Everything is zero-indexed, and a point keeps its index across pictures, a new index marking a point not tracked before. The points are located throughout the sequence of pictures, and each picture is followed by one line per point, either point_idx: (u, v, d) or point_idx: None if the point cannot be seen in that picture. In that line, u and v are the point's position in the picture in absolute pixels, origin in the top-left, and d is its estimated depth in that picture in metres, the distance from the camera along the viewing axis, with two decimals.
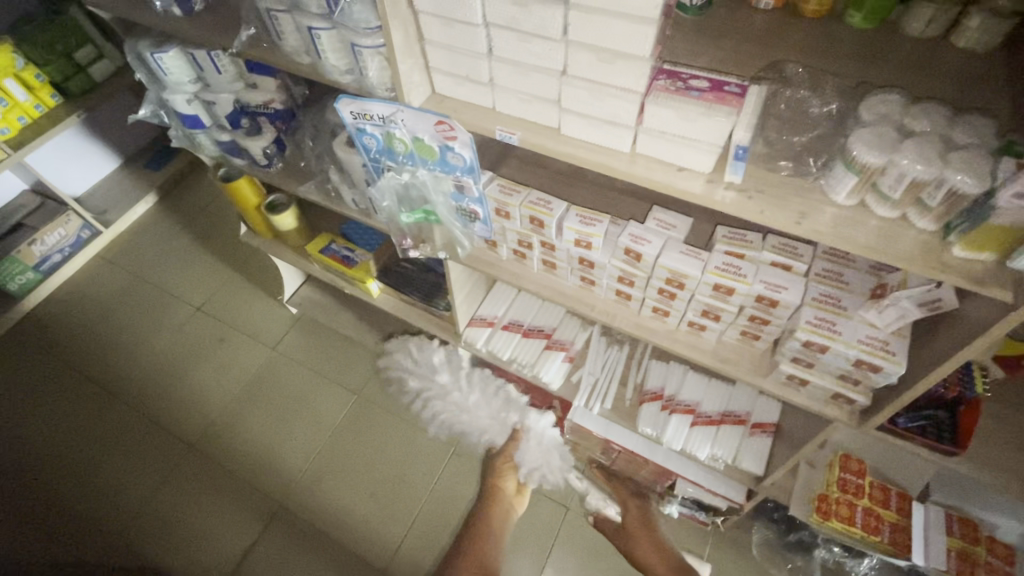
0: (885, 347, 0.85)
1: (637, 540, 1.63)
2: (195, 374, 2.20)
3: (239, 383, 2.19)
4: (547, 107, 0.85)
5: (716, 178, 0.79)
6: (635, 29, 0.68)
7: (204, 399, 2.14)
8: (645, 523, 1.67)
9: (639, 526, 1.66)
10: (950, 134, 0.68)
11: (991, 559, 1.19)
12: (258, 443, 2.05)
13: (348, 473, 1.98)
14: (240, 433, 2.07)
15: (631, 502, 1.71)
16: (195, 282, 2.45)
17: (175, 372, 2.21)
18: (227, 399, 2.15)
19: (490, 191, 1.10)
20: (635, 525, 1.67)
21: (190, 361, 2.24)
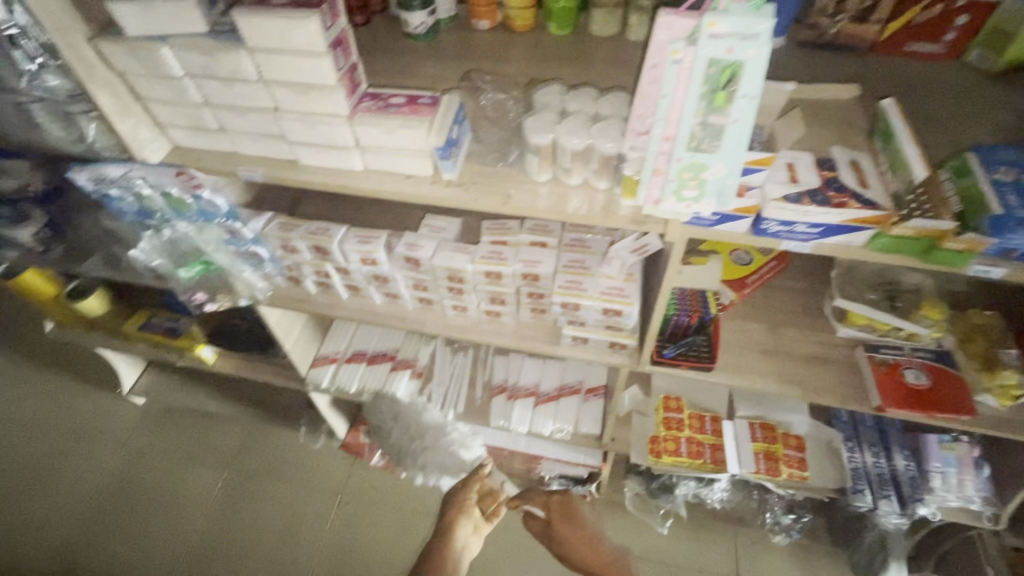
0: (622, 292, 1.01)
1: (569, 534, 1.36)
2: (31, 501, 1.93)
3: (84, 497, 1.94)
4: (277, 142, 0.91)
5: (437, 178, 0.89)
6: (314, 63, 0.76)
7: (45, 527, 1.88)
8: (577, 521, 1.39)
9: (569, 523, 1.39)
10: (597, 110, 0.84)
11: (790, 451, 1.41)
12: (117, 558, 1.82)
13: (227, 559, 1.81)
14: (94, 553, 1.83)
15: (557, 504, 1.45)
16: (17, 398, 2.16)
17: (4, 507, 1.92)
18: (72, 520, 1.89)
19: (270, 230, 1.10)
20: (565, 523, 1.39)
21: (22, 488, 1.96)
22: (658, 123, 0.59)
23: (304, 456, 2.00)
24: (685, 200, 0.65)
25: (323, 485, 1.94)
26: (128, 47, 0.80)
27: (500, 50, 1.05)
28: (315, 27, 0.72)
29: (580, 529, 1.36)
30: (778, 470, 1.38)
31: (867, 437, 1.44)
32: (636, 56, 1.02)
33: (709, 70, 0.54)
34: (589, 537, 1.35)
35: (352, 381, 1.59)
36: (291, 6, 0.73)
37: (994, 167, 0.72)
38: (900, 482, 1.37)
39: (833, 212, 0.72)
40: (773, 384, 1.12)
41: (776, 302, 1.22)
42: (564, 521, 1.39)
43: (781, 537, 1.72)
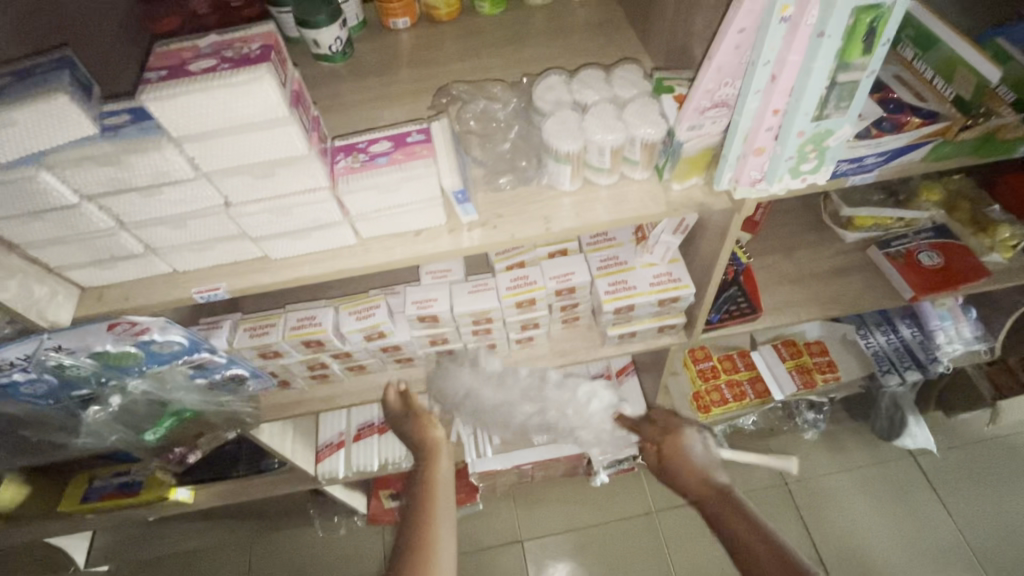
0: (670, 277, 0.92)
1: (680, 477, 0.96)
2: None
3: None
4: (238, 243, 0.69)
5: (454, 225, 0.73)
6: (275, 135, 0.56)
7: None
8: (687, 445, 0.99)
9: (680, 459, 0.98)
10: (615, 93, 0.72)
11: (817, 358, 1.45)
12: None
13: None
14: None
15: (662, 429, 1.05)
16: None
17: None
18: None
19: (239, 342, 0.89)
20: (674, 459, 0.99)
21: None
22: (758, 94, 0.51)
23: (328, 549, 1.70)
24: (800, 175, 0.57)
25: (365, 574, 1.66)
26: None
27: (449, 50, 0.96)
28: (269, 86, 0.52)
29: (692, 462, 0.97)
30: (815, 380, 1.42)
31: (872, 320, 1.51)
32: (589, 22, 0.96)
33: (844, 21, 0.45)
34: (716, 478, 0.93)
35: (372, 457, 1.39)
36: (226, 67, 0.52)
37: (1010, 45, 0.71)
38: (913, 349, 1.46)
39: (905, 135, 0.67)
40: (814, 309, 1.11)
41: (784, 229, 1.21)
42: (672, 460, 0.99)
43: (812, 433, 1.81)
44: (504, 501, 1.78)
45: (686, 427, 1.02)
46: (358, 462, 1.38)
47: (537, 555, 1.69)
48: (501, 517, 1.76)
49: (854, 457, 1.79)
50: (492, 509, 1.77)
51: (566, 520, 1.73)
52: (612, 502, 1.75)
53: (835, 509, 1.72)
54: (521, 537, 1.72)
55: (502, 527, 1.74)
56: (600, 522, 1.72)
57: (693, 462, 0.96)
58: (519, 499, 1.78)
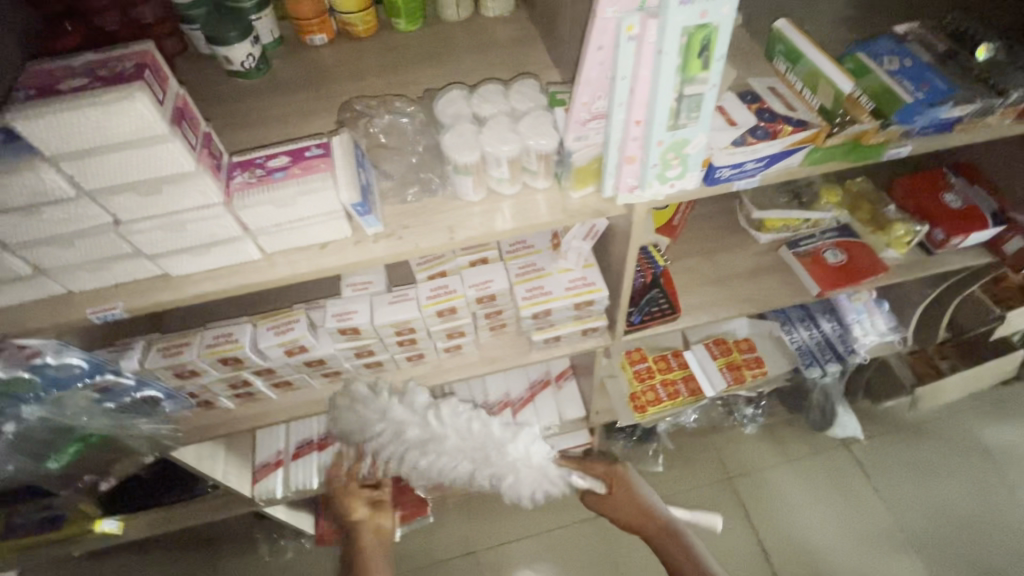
0: (586, 281, 0.96)
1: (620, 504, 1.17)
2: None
3: None
4: (134, 261, 0.68)
5: (360, 237, 0.74)
6: (154, 152, 0.56)
7: None
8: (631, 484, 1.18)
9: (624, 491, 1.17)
10: (512, 106, 0.75)
11: (746, 355, 1.52)
12: None
13: None
14: None
15: (604, 464, 1.21)
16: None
17: None
18: None
19: (152, 363, 0.87)
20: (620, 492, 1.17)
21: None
22: (620, 108, 0.54)
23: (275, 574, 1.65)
24: (668, 181, 0.60)
25: None
26: None
27: (364, 65, 0.97)
28: (146, 104, 0.53)
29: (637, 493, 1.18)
30: (744, 376, 1.49)
31: (795, 315, 1.58)
32: (502, 37, 1.00)
33: (679, 40, 0.48)
34: (649, 504, 1.17)
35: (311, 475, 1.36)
36: (97, 86, 0.52)
37: (897, 82, 0.77)
38: (834, 342, 1.54)
39: (777, 142, 0.72)
40: (731, 308, 1.17)
41: (703, 232, 1.26)
42: (618, 503, 1.17)
43: (751, 427, 1.88)
44: (456, 513, 1.77)
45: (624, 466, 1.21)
46: (298, 480, 1.36)
47: (492, 563, 1.69)
48: (454, 528, 1.75)
49: (792, 448, 1.87)
50: (444, 522, 1.76)
51: (518, 527, 1.74)
52: (562, 506, 1.76)
53: (775, 499, 1.78)
54: (473, 548, 1.72)
55: (454, 539, 1.73)
56: (556, 526, 1.73)
57: (633, 493, 1.17)
58: (472, 510, 1.77)
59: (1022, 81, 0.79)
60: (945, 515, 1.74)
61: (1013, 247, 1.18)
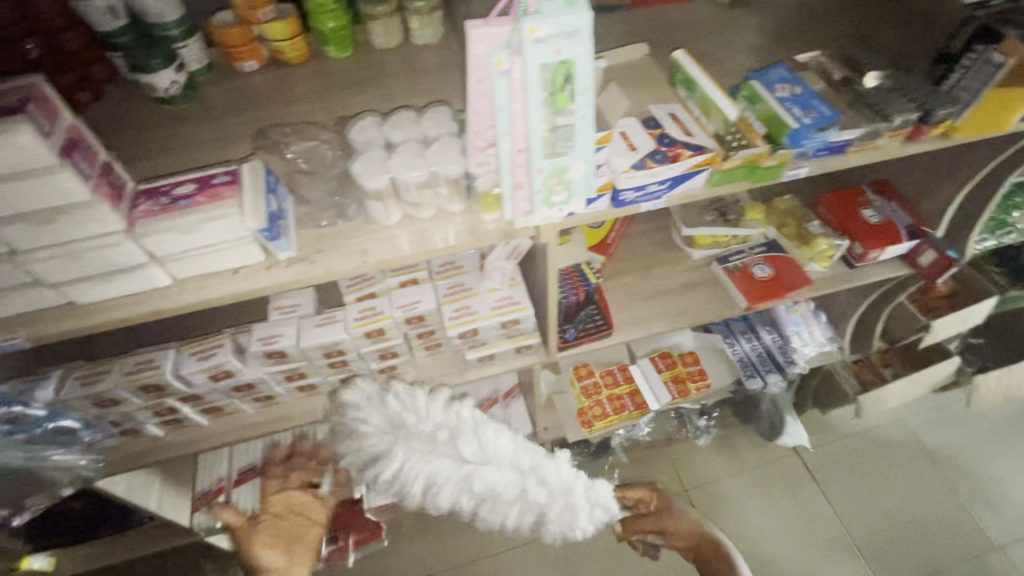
0: (512, 300, 0.98)
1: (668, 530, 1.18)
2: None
3: None
4: (36, 290, 0.68)
5: (273, 262, 0.75)
6: (45, 183, 0.57)
7: None
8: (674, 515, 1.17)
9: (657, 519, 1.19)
10: (423, 133, 0.77)
11: (690, 368, 1.56)
12: None
13: None
14: None
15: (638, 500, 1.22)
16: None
17: None
18: None
19: (67, 392, 0.86)
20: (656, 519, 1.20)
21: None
22: (501, 137, 0.57)
23: None
24: (556, 205, 0.64)
25: None
26: None
27: (293, 91, 0.99)
28: (30, 136, 0.54)
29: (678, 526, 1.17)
30: (687, 389, 1.52)
31: (738, 328, 1.63)
32: (430, 64, 1.02)
33: (543, 76, 0.52)
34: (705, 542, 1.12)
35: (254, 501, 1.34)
36: None
37: (787, 109, 0.81)
38: (774, 353, 1.59)
39: (675, 166, 0.76)
40: (664, 323, 1.20)
41: (638, 250, 1.30)
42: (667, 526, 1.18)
43: (705, 439, 1.91)
44: (412, 535, 1.75)
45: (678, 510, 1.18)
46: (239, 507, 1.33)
47: None
48: (410, 551, 1.72)
49: (745, 458, 1.90)
50: (399, 545, 1.73)
51: (475, 548, 1.73)
52: None
53: (729, 509, 1.81)
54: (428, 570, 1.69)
55: (410, 562, 1.71)
56: (513, 545, 1.72)
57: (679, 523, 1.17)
58: (428, 532, 1.75)
59: (905, 107, 0.85)
60: (892, 520, 1.78)
61: (927, 259, 1.23)
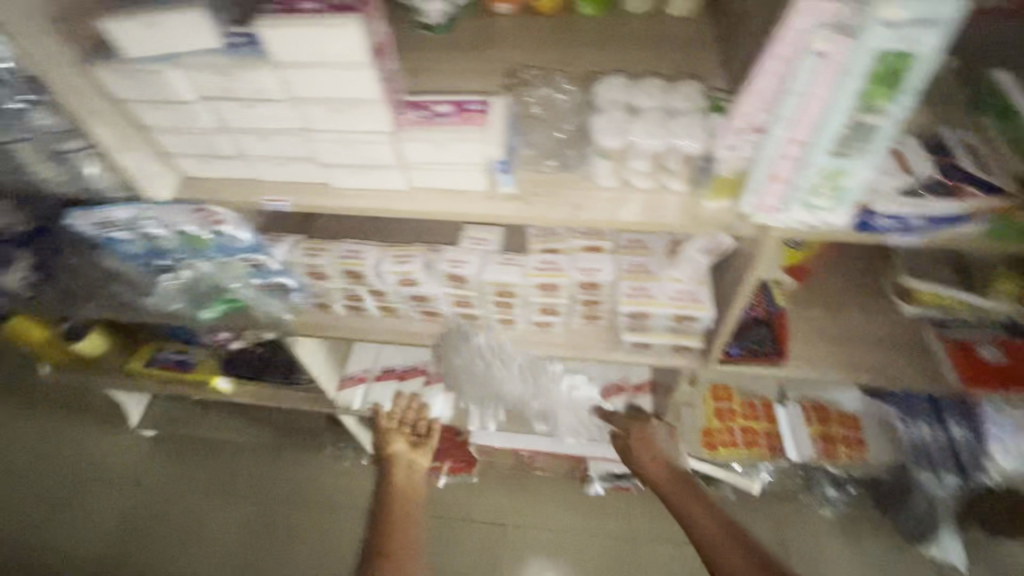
0: (693, 297, 0.93)
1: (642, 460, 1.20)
2: (36, 553, 1.70)
3: (112, 529, 1.73)
4: (308, 165, 0.80)
5: (493, 193, 0.80)
6: (352, 76, 0.65)
7: (77, 555, 1.70)
8: (654, 439, 1.24)
9: (644, 447, 1.23)
10: (670, 104, 0.75)
11: (846, 431, 1.40)
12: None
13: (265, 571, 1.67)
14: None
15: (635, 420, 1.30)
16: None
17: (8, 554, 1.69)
18: (99, 554, 1.69)
19: (293, 256, 1.01)
20: (641, 447, 1.23)
21: (22, 544, 1.71)
22: (783, 123, 0.54)
23: (327, 462, 1.83)
24: (813, 210, 0.61)
25: (353, 487, 1.79)
26: (129, 73, 0.67)
27: (539, 35, 1.00)
28: (356, 35, 0.61)
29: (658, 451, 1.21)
30: (836, 452, 1.37)
31: (920, 406, 1.34)
32: (681, 33, 0.98)
33: (871, 65, 0.48)
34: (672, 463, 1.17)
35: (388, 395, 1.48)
36: (328, 10, 0.61)
37: None
38: (959, 451, 1.29)
39: (951, 203, 0.65)
40: (842, 374, 1.06)
41: (834, 284, 1.16)
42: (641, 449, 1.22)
43: (828, 510, 1.69)
44: (499, 483, 1.83)
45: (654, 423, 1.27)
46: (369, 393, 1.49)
47: (516, 542, 1.73)
48: (494, 496, 1.81)
49: (870, 551, 1.64)
50: (485, 487, 1.83)
51: (550, 518, 1.76)
52: (599, 515, 1.76)
53: None
54: (504, 520, 1.77)
55: (489, 506, 1.80)
56: (588, 530, 1.74)
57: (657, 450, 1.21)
58: (513, 487, 1.82)
59: None
60: None
61: None
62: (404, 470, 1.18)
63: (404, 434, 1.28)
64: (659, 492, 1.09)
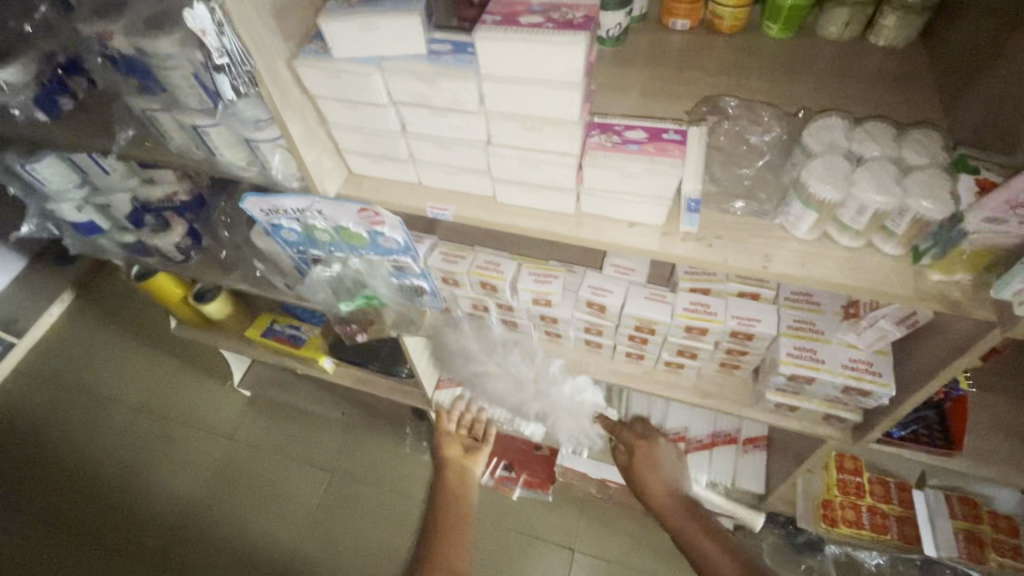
0: (870, 367, 0.83)
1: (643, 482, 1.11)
2: (138, 484, 1.83)
3: (205, 475, 1.84)
4: (477, 177, 0.78)
5: (670, 229, 0.74)
6: (561, 95, 0.61)
7: (172, 493, 1.81)
8: (660, 454, 1.15)
9: (646, 465, 1.13)
10: (901, 156, 0.65)
11: (999, 535, 1.18)
12: (236, 526, 1.74)
13: (334, 543, 1.70)
14: (219, 523, 1.75)
15: (636, 436, 1.20)
16: (117, 379, 2.05)
17: (116, 481, 1.84)
18: (190, 496, 1.80)
19: (431, 261, 0.99)
20: (642, 465, 1.13)
21: (126, 475, 1.85)
22: None
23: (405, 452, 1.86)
24: None
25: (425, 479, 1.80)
26: (334, 72, 0.67)
27: (723, 55, 0.91)
28: (578, 54, 0.57)
29: (661, 472, 1.11)
30: (987, 558, 1.16)
31: None
32: (893, 69, 0.86)
33: None
34: (675, 488, 1.09)
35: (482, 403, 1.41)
36: (551, 26, 0.57)
37: None
38: None
39: None
40: None
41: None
42: (644, 464, 1.13)
43: None
44: (573, 505, 1.76)
45: (661, 438, 1.18)
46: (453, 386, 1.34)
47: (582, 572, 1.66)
48: (567, 518, 1.75)
49: None
50: (559, 506, 1.77)
51: (624, 554, 1.68)
52: (677, 561, 1.66)
53: None
54: (574, 546, 1.70)
55: (560, 527, 1.74)
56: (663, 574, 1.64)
57: (658, 470, 1.11)
58: (587, 513, 1.75)
59: None
60: None
61: None
62: (458, 477, 1.16)
63: (460, 439, 1.26)
64: (664, 519, 1.02)
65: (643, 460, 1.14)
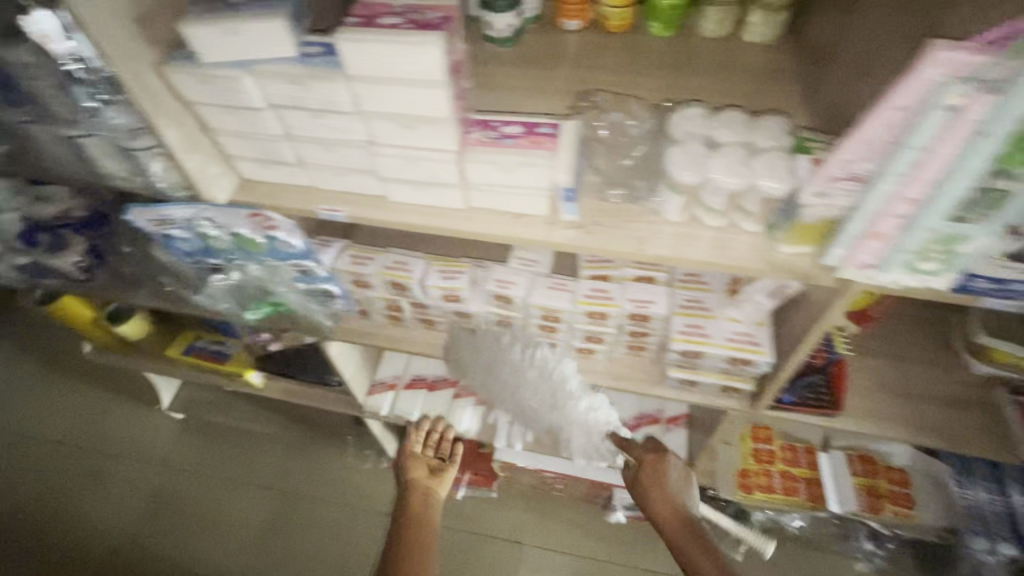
0: (752, 339, 0.90)
1: (652, 500, 1.04)
2: (69, 522, 1.73)
3: (142, 505, 1.76)
4: (366, 177, 0.79)
5: (553, 219, 0.77)
6: (428, 93, 0.63)
7: (107, 528, 1.72)
8: (670, 474, 1.06)
9: (656, 483, 1.05)
10: (752, 141, 0.71)
11: (894, 487, 1.31)
12: (179, 555, 1.67)
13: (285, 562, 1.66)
14: (161, 554, 1.67)
15: (649, 449, 1.10)
16: (36, 414, 1.92)
17: (43, 522, 1.73)
18: (128, 529, 1.71)
19: (340, 264, 1.01)
20: (652, 482, 1.06)
21: (51, 514, 1.74)
22: (895, 178, 0.54)
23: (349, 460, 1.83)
24: (918, 271, 0.63)
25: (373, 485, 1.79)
26: (204, 77, 0.67)
27: (609, 53, 0.95)
28: (435, 52, 0.59)
29: (667, 488, 1.05)
30: (881, 508, 1.29)
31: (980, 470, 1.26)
32: (760, 62, 0.92)
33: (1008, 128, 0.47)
34: (685, 508, 1.03)
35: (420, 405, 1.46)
36: (408, 27, 0.59)
37: None
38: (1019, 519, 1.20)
39: None
40: (903, 433, 1.00)
41: (901, 333, 1.09)
42: (655, 483, 1.05)
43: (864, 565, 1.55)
44: (518, 500, 1.78)
45: (672, 453, 1.09)
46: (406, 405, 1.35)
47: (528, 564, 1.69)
48: (512, 513, 1.77)
49: None
50: (505, 502, 1.79)
51: (569, 542, 1.72)
52: (620, 544, 1.71)
53: None
54: (520, 539, 1.73)
55: (506, 522, 1.76)
56: (607, 558, 1.69)
57: (668, 489, 1.04)
58: (532, 506, 1.78)
59: None
60: None
61: None
62: (422, 499, 1.15)
63: (426, 461, 1.25)
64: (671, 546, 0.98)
65: (653, 478, 1.06)
